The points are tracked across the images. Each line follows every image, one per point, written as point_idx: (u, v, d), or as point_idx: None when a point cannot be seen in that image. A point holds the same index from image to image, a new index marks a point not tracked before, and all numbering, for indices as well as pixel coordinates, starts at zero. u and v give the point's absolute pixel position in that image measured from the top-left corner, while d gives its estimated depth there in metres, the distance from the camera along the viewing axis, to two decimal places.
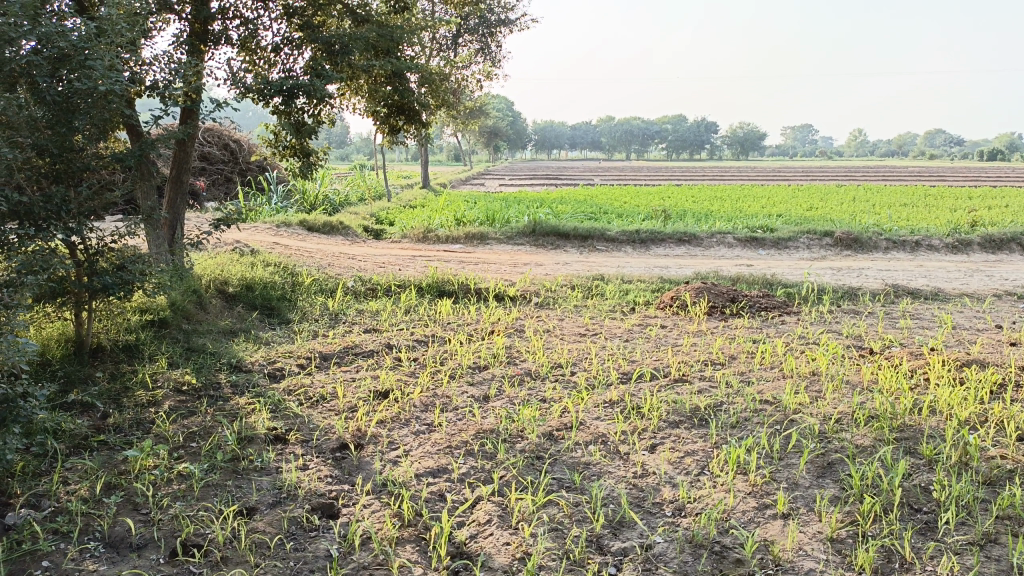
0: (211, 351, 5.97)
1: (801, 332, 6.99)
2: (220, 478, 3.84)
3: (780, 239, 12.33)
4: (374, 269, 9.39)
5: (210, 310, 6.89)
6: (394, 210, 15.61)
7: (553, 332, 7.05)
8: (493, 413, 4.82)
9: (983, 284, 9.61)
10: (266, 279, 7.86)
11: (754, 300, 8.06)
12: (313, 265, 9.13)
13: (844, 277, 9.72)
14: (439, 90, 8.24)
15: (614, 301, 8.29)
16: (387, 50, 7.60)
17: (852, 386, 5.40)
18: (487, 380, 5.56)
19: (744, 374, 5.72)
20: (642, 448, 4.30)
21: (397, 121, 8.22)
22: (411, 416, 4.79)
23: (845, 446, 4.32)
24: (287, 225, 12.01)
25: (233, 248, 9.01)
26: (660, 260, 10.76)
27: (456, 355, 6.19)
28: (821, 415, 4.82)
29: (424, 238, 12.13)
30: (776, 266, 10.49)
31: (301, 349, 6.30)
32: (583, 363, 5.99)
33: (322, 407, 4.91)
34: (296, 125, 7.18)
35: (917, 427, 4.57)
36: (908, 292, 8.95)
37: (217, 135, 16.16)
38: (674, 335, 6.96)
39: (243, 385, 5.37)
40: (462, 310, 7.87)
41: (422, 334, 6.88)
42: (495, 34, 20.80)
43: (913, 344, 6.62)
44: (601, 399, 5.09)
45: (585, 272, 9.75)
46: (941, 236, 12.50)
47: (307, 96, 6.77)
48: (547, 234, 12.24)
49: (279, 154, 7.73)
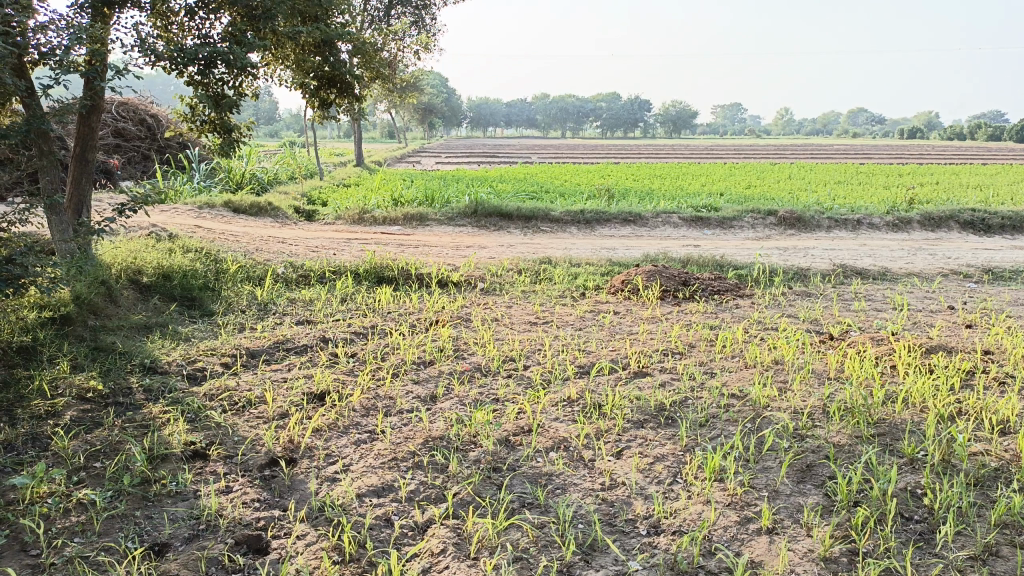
0: (121, 350, 5.34)
1: (758, 317, 6.74)
2: (127, 508, 3.29)
3: (725, 218, 12.17)
4: (307, 254, 8.78)
5: (121, 303, 6.22)
6: (327, 190, 14.88)
7: (501, 321, 6.62)
8: (441, 417, 4.37)
9: (927, 263, 9.60)
10: (185, 267, 7.19)
11: (706, 283, 7.80)
12: (239, 250, 8.46)
13: (791, 258, 9.58)
14: (373, 61, 7.68)
15: (564, 285, 7.92)
16: (315, 15, 7.01)
17: (819, 376, 5.15)
18: (433, 377, 5.11)
19: (705, 365, 5.40)
20: (608, 454, 3.93)
21: (329, 95, 7.59)
22: (351, 423, 4.29)
23: (822, 446, 4.04)
24: (211, 206, 11.21)
25: (149, 231, 8.26)
26: (606, 241, 10.45)
27: (398, 349, 5.70)
28: (791, 408, 4.56)
29: (360, 220, 11.52)
30: (723, 246, 10.29)
31: (225, 346, 5.72)
32: (536, 356, 5.58)
33: (247, 414, 4.38)
34: (215, 98, 6.52)
35: (892, 424, 4.34)
36: (856, 272, 8.84)
37: (133, 109, 15.13)
38: (628, 322, 6.61)
39: (157, 391, 4.77)
40: (403, 298, 7.37)
41: (361, 326, 6.37)
42: (429, 7, 20.16)
43: (872, 328, 6.43)
44: (559, 396, 4.70)
45: (531, 255, 9.34)
46: (881, 214, 12.52)
47: (227, 65, 6.15)
48: (488, 215, 11.79)
49: (197, 129, 7.04)
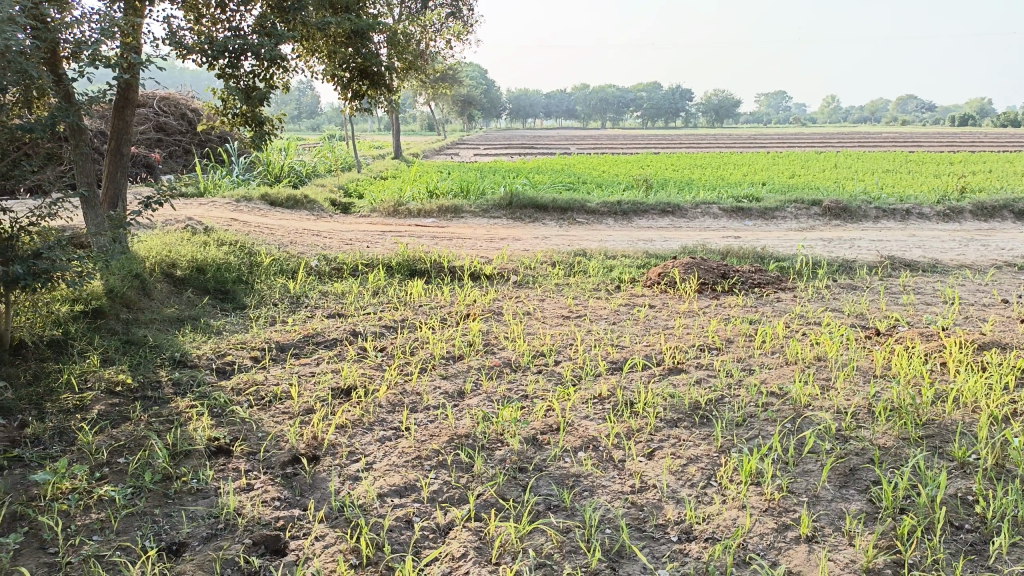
0: (152, 344, 5.35)
1: (800, 311, 6.50)
2: (147, 505, 3.26)
3: (767, 209, 11.86)
4: (340, 246, 8.76)
5: (154, 296, 6.24)
6: (364, 182, 14.89)
7: (533, 315, 6.49)
8: (468, 414, 4.26)
9: (980, 255, 9.20)
10: (219, 260, 7.20)
11: (746, 276, 7.57)
12: (273, 243, 8.46)
13: (836, 249, 9.27)
14: (406, 52, 7.60)
15: (598, 278, 7.76)
16: (346, 6, 6.96)
17: (864, 374, 4.92)
18: (462, 372, 5.01)
19: (744, 361, 5.21)
20: (639, 454, 3.78)
21: (360, 87, 7.52)
22: (376, 419, 4.21)
23: (866, 448, 3.84)
24: (248, 199, 11.27)
25: (184, 225, 8.31)
26: (643, 233, 10.25)
27: (428, 343, 5.61)
28: (833, 408, 4.35)
29: (395, 212, 11.48)
30: (765, 237, 10.02)
31: (255, 339, 5.70)
32: (568, 351, 5.44)
33: (273, 409, 4.33)
34: (246, 91, 6.49)
35: (942, 426, 4.12)
36: (905, 264, 8.50)
37: (174, 105, 15.38)
38: (664, 316, 6.43)
39: (186, 385, 4.76)
40: (435, 291, 7.28)
41: (392, 320, 6.31)
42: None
43: (921, 323, 6.15)
44: (590, 394, 4.56)
45: (566, 247, 9.19)
46: (931, 204, 12.07)
47: (257, 57, 6.10)
48: (524, 206, 11.65)
49: (229, 122, 7.04)
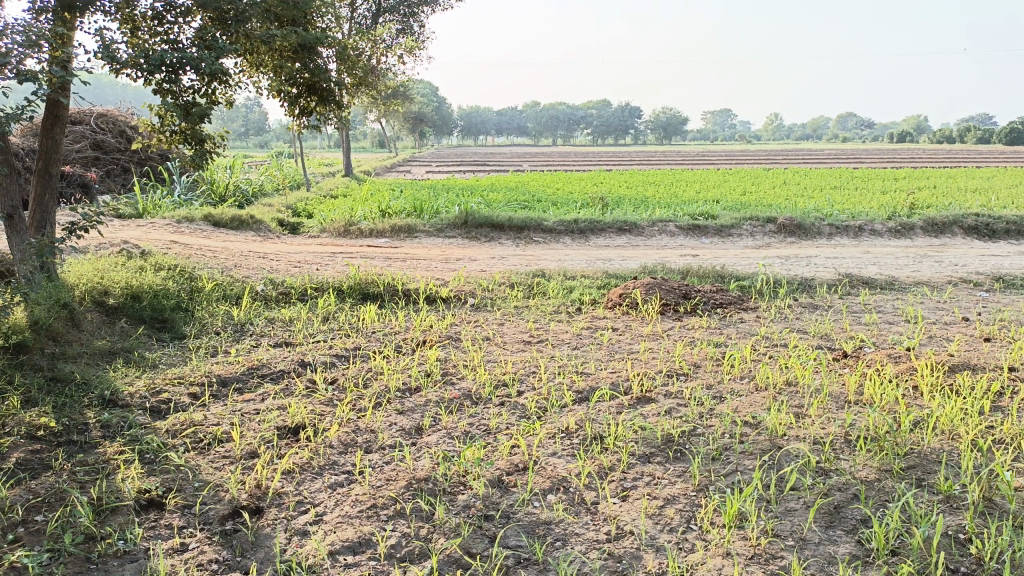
0: (79, 381, 4.91)
1: (765, 333, 6.35)
2: (65, 573, 2.88)
3: (723, 226, 11.81)
4: (288, 269, 8.37)
5: (84, 328, 5.78)
6: (313, 201, 14.47)
7: (493, 341, 6.21)
8: (426, 454, 3.96)
9: (935, 271, 9.24)
10: (157, 286, 6.77)
11: (708, 296, 7.42)
12: (216, 266, 8.03)
13: (794, 267, 9.22)
14: (355, 66, 7.29)
15: (558, 300, 7.53)
16: (293, 18, 6.63)
17: (838, 400, 4.76)
18: (419, 406, 4.70)
19: (713, 388, 5.00)
20: (612, 495, 3.53)
21: (309, 103, 7.17)
22: (327, 462, 3.88)
23: (849, 483, 3.65)
24: (190, 219, 10.77)
25: (120, 248, 7.83)
26: (601, 252, 10.08)
27: (382, 374, 5.29)
28: (810, 438, 4.17)
29: (345, 232, 11.11)
30: (723, 255, 9.94)
31: (194, 373, 5.30)
32: (530, 381, 5.17)
33: (212, 453, 3.96)
34: (185, 107, 6.13)
35: (923, 456, 3.96)
36: (863, 281, 8.47)
37: (112, 121, 14.83)
38: (627, 340, 6.20)
39: (116, 427, 4.35)
40: (389, 316, 6.95)
41: (343, 348, 5.96)
42: (417, 14, 19.87)
43: (887, 343, 6.05)
44: (556, 428, 4.30)
45: (524, 267, 8.95)
46: (883, 221, 12.18)
47: (197, 71, 5.72)
48: (479, 225, 11.39)
49: (167, 140, 6.63)
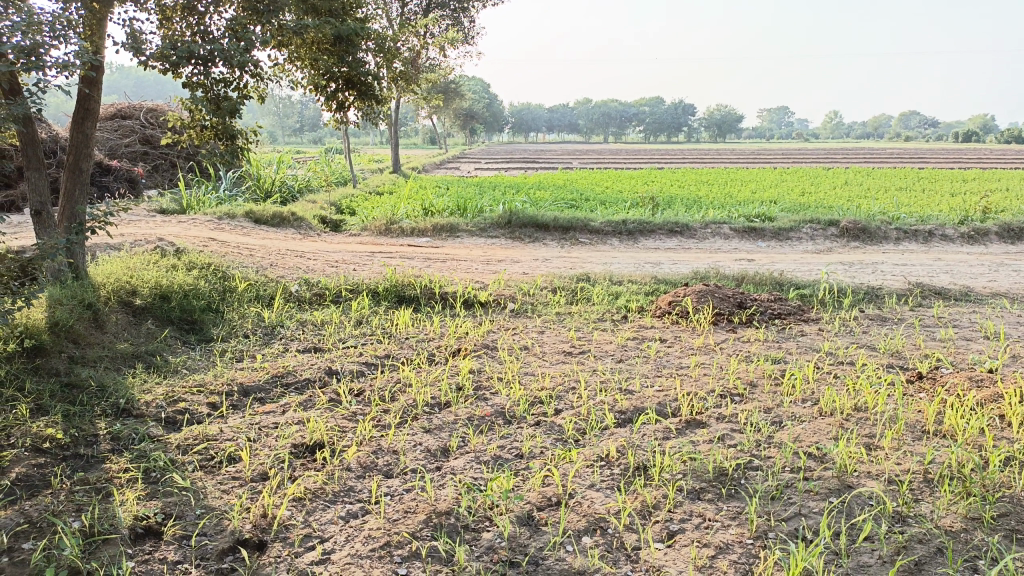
0: (96, 389, 4.69)
1: (829, 349, 5.84)
2: None
3: (781, 229, 11.22)
4: (324, 269, 8.12)
5: (108, 329, 5.58)
6: (357, 198, 14.29)
7: (531, 351, 5.83)
8: (451, 483, 3.60)
9: (1012, 281, 8.55)
10: (187, 286, 6.56)
11: (764, 305, 6.91)
12: (251, 265, 7.81)
13: (858, 275, 8.61)
14: (395, 59, 6.95)
15: (603, 306, 7.12)
16: (329, 9, 6.30)
17: (914, 431, 4.26)
18: (448, 424, 4.35)
19: (771, 412, 4.54)
20: (656, 540, 3.13)
21: (347, 98, 6.81)
22: (342, 488, 3.54)
23: (932, 534, 3.18)
24: (231, 216, 10.63)
25: (154, 245, 7.67)
26: (650, 255, 9.62)
27: (411, 387, 4.95)
28: (884, 477, 3.69)
29: (387, 231, 10.86)
30: (780, 261, 9.40)
31: (216, 380, 5.04)
32: (569, 398, 4.77)
33: (221, 474, 3.67)
34: (215, 100, 5.87)
35: (1017, 503, 3.46)
36: (935, 292, 7.85)
37: (161, 116, 14.91)
38: (676, 353, 5.77)
39: (126, 440, 4.10)
40: (425, 321, 6.62)
41: (374, 356, 5.64)
42: (467, 9, 19.66)
43: (966, 363, 5.49)
44: (595, 455, 3.90)
45: (568, 270, 8.56)
46: (954, 225, 11.44)
47: (227, 64, 5.38)
48: (524, 225, 11.02)
49: (199, 135, 6.39)
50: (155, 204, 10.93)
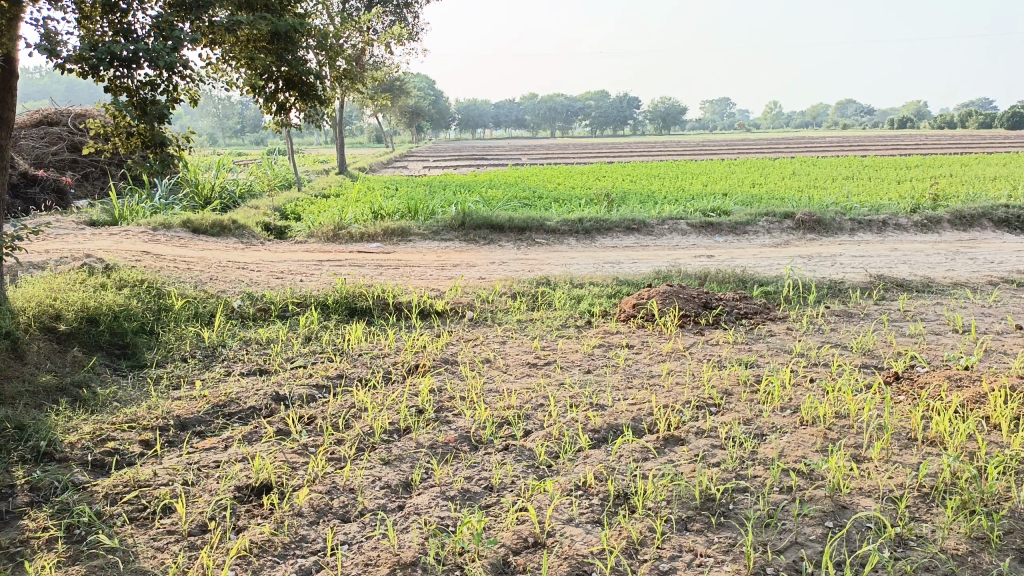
0: (14, 430, 4.20)
1: (802, 350, 5.63)
2: None
3: (738, 223, 11.09)
4: (269, 281, 7.66)
5: (29, 360, 5.06)
6: (302, 202, 13.76)
7: (493, 364, 5.49)
8: (417, 525, 3.26)
9: (970, 270, 8.52)
10: (118, 307, 6.05)
11: (730, 305, 6.70)
12: (189, 281, 7.30)
13: (820, 269, 8.49)
14: (337, 58, 6.52)
15: (566, 312, 6.83)
16: (264, 5, 5.86)
17: (901, 439, 4.05)
18: (409, 454, 3.99)
19: (752, 424, 4.29)
20: None
21: (287, 99, 6.37)
22: (293, 539, 3.18)
23: (939, 560, 2.97)
24: (168, 226, 10.04)
25: (82, 263, 7.10)
26: (609, 254, 9.38)
27: (367, 411, 4.57)
28: (879, 494, 3.47)
29: (335, 237, 10.40)
30: (740, 256, 9.25)
31: (151, 413, 4.59)
32: (537, 417, 4.45)
33: (156, 529, 3.27)
34: (140, 105, 5.38)
35: (1019, 518, 3.26)
36: (898, 284, 7.76)
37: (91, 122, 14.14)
38: (646, 361, 5.50)
39: (47, 491, 3.65)
40: (379, 335, 6.23)
41: (325, 377, 5.24)
42: (410, 5, 19.25)
43: (942, 360, 5.34)
44: (571, 483, 3.60)
45: (526, 273, 8.26)
46: (907, 214, 11.46)
47: (153, 66, 4.90)
48: (477, 227, 10.67)
49: (125, 144, 5.88)
50: (85, 216, 10.28)
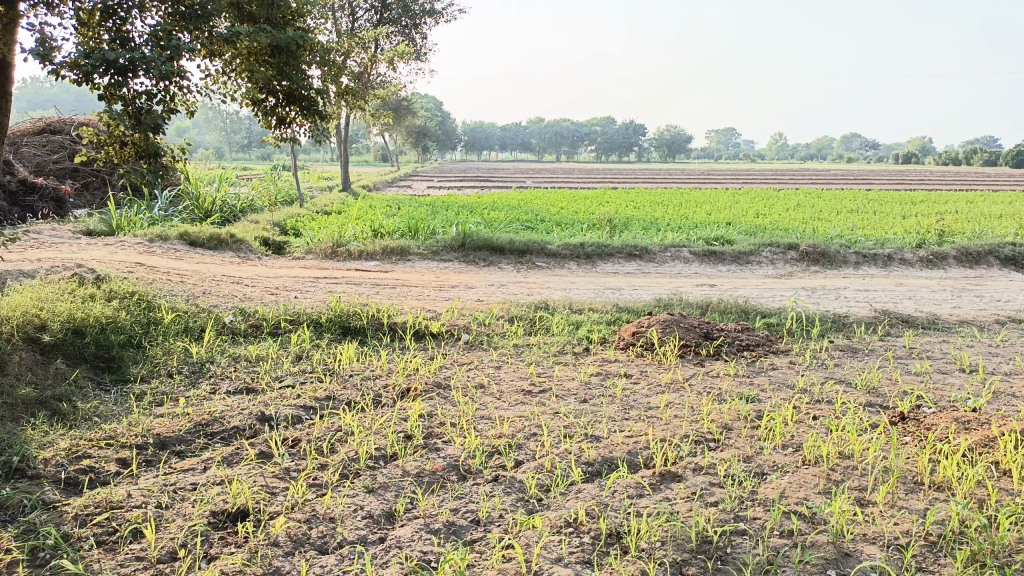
0: None
1: (805, 385, 5.48)
2: None
3: (741, 252, 10.97)
4: (263, 297, 7.53)
5: (9, 371, 4.91)
6: (303, 218, 13.67)
7: (487, 390, 5.34)
8: (397, 559, 3.10)
9: (976, 308, 8.38)
10: (105, 318, 5.91)
11: (732, 336, 6.56)
12: (181, 294, 7.17)
13: (823, 302, 8.36)
14: (340, 74, 6.45)
15: (564, 338, 6.69)
16: (268, 18, 5.79)
17: (906, 483, 3.89)
18: (394, 482, 3.84)
19: (752, 462, 4.13)
20: None
21: (288, 114, 6.28)
22: (267, 570, 3.02)
23: None
24: (165, 238, 9.94)
25: (73, 272, 6.98)
26: (610, 280, 9.25)
27: (353, 436, 4.42)
28: (884, 542, 3.30)
29: (333, 254, 10.29)
30: (743, 286, 9.12)
31: (130, 430, 4.44)
32: (529, 447, 4.30)
33: (123, 554, 3.11)
34: (136, 114, 5.29)
35: None
36: (902, 319, 7.62)
37: None
38: (644, 392, 5.34)
39: (14, 509, 3.49)
40: (371, 356, 6.08)
41: (313, 398, 5.09)
42: (419, 26, 19.33)
43: (949, 401, 5.18)
44: (561, 519, 3.44)
45: (525, 297, 8.13)
46: (912, 249, 11.34)
47: (151, 75, 4.80)
48: (478, 248, 10.55)
49: (120, 154, 5.78)
50: (82, 226, 10.18)
